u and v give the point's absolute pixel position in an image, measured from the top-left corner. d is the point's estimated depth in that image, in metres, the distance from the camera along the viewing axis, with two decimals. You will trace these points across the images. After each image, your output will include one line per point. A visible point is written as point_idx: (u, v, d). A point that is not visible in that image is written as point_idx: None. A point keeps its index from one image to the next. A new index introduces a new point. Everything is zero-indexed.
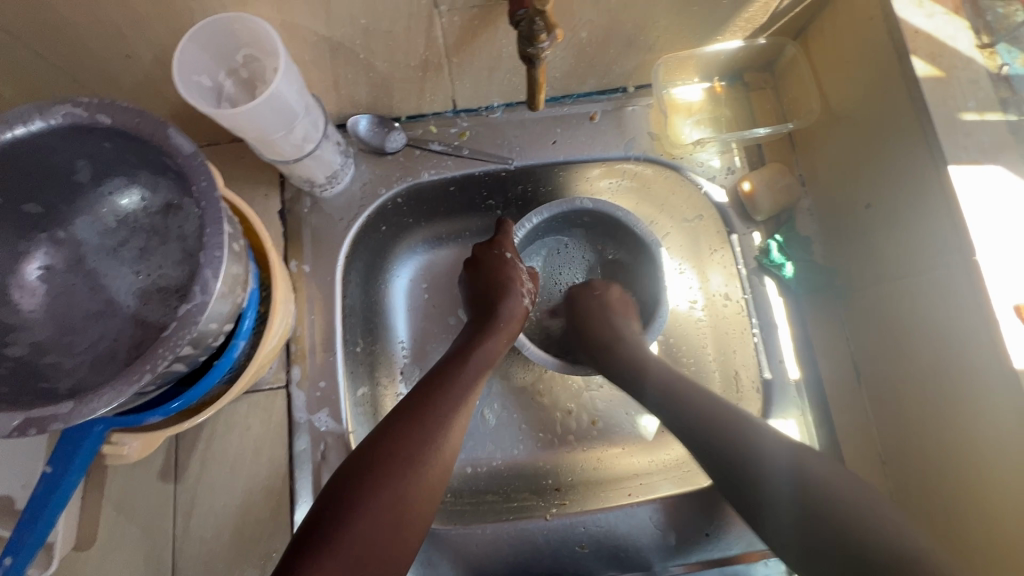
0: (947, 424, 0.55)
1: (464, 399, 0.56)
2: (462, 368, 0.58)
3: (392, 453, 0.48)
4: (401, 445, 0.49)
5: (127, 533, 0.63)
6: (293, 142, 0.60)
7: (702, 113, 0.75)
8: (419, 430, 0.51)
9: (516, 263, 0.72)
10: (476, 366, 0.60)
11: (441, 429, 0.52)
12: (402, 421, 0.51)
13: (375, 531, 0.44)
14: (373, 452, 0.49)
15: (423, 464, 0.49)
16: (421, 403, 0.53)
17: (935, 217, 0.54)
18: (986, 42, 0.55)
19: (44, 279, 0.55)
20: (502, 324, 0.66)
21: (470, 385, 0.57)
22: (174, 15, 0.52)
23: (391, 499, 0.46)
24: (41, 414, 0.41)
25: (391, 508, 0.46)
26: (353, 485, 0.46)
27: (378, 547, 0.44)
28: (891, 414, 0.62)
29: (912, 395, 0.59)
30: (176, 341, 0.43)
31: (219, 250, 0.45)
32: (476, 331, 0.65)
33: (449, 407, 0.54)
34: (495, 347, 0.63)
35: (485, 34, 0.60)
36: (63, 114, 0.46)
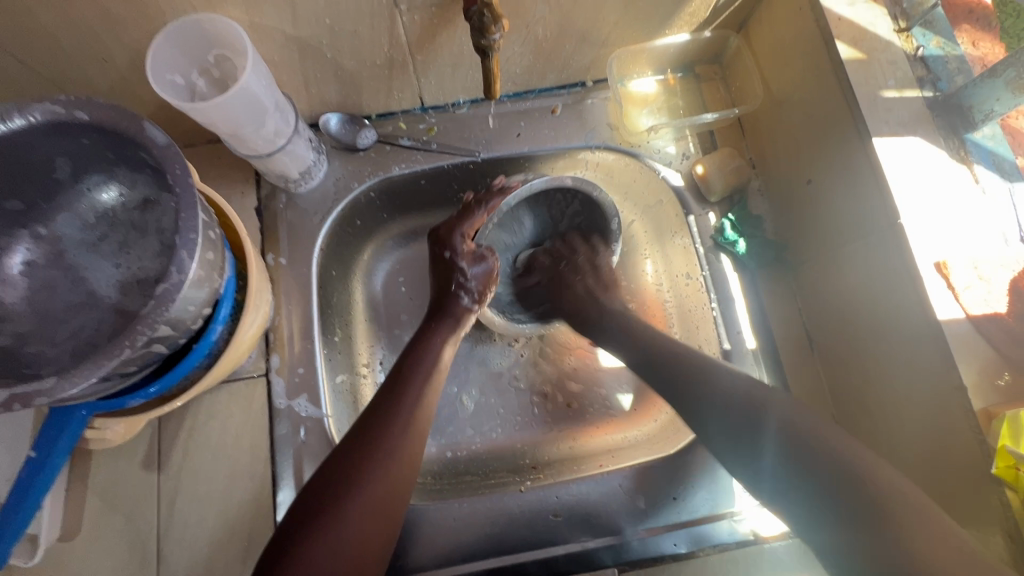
0: (885, 381, 0.59)
1: (422, 398, 0.59)
2: (411, 379, 0.60)
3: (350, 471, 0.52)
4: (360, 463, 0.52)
5: (111, 523, 0.64)
6: (265, 137, 0.64)
7: (657, 103, 0.81)
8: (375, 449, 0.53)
9: (462, 263, 0.70)
10: (423, 374, 0.62)
11: (394, 447, 0.54)
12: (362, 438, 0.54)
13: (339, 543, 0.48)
14: (336, 467, 0.52)
15: (377, 481, 0.52)
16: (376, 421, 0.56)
17: (866, 189, 0.58)
18: (903, 27, 0.60)
19: (26, 273, 0.57)
20: (444, 326, 0.68)
21: (419, 397, 0.59)
22: (147, 19, 0.55)
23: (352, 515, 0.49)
24: (25, 390, 0.44)
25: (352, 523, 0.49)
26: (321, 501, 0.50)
27: (340, 563, 0.47)
28: (840, 375, 0.66)
29: (856, 359, 0.63)
30: (153, 319, 0.46)
31: (193, 233, 0.48)
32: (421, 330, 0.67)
33: (399, 423, 0.56)
34: (438, 352, 0.64)
35: (446, 31, 0.63)
36: (42, 111, 0.49)
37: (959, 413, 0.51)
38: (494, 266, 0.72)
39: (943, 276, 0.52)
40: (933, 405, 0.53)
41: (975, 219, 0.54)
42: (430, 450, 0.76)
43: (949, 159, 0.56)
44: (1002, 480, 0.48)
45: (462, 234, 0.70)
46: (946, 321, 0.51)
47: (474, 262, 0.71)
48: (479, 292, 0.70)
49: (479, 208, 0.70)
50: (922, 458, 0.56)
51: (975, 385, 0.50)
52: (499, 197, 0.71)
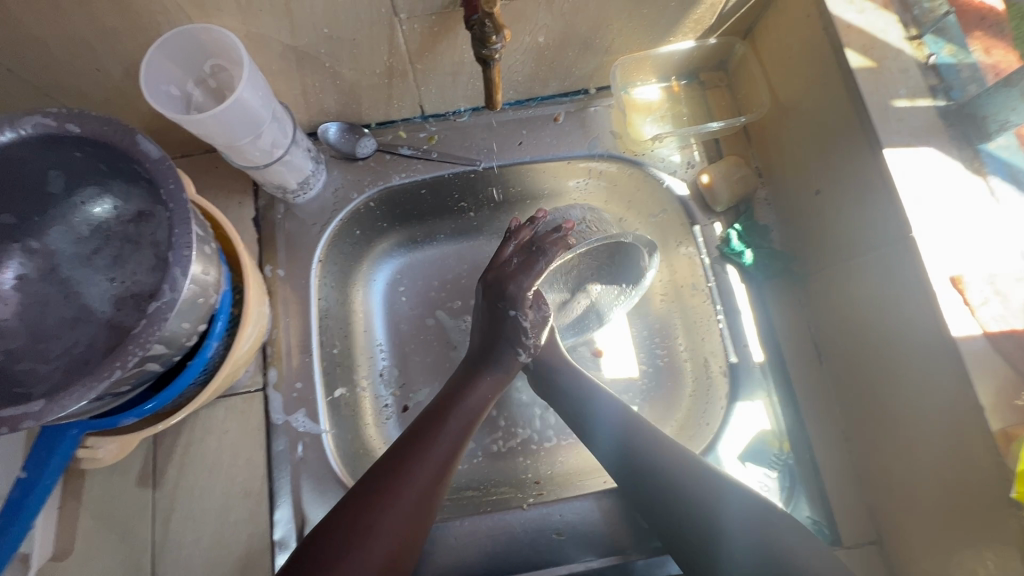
0: (895, 398, 0.58)
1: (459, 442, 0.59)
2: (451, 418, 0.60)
3: (377, 499, 0.51)
4: (383, 494, 0.52)
5: (106, 541, 0.63)
6: (263, 148, 0.62)
7: (661, 111, 0.79)
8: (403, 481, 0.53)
9: (525, 318, 0.67)
10: (461, 421, 0.61)
11: (422, 487, 0.54)
12: (392, 466, 0.54)
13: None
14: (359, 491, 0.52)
15: (402, 515, 0.52)
16: (408, 453, 0.56)
17: (876, 202, 0.57)
18: (914, 34, 0.59)
19: (18, 288, 0.56)
20: (488, 380, 0.66)
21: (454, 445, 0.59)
22: (141, 28, 0.53)
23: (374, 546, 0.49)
24: (13, 412, 0.42)
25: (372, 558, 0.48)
26: (344, 527, 0.49)
27: None
28: (848, 389, 0.65)
29: (864, 373, 0.62)
30: (145, 338, 0.44)
31: (187, 249, 0.47)
32: (465, 374, 0.66)
33: (435, 459, 0.56)
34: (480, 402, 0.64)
35: (446, 39, 0.62)
36: (33, 124, 0.48)
37: (977, 432, 0.49)
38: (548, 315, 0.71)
39: (958, 291, 0.51)
40: (947, 423, 0.52)
41: (990, 232, 0.53)
42: None
43: (963, 170, 0.55)
44: (1021, 504, 0.46)
45: (528, 284, 0.66)
46: (962, 337, 0.50)
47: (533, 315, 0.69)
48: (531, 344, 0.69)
49: (543, 257, 0.66)
50: (936, 478, 0.54)
51: (993, 404, 0.48)
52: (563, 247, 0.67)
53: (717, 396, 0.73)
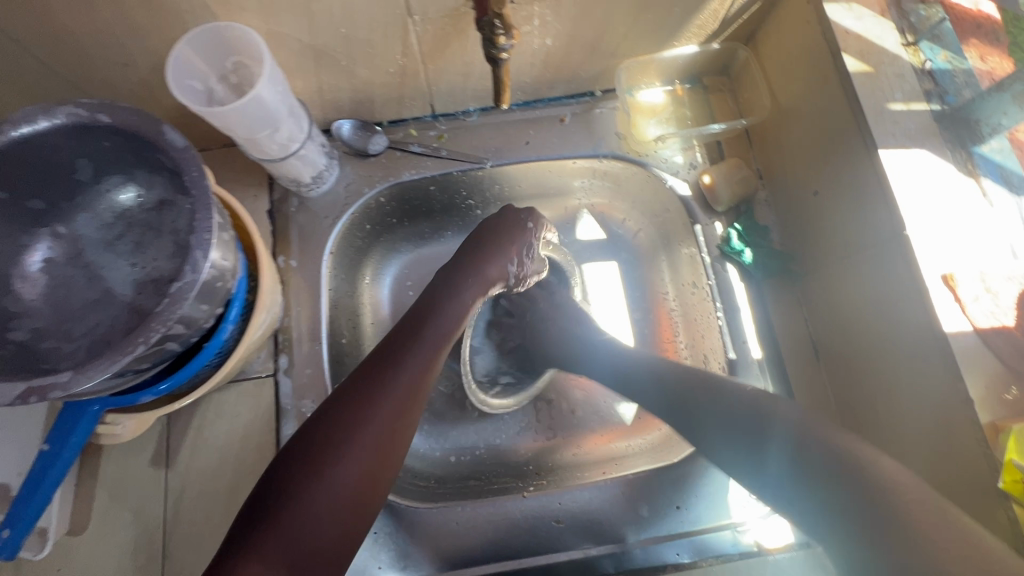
0: (890, 395, 0.59)
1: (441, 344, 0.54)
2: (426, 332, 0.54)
3: (346, 417, 0.46)
4: (345, 419, 0.46)
5: (120, 518, 0.65)
6: (279, 141, 0.65)
7: (665, 114, 0.81)
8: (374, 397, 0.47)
9: (536, 239, 0.72)
10: (442, 326, 0.56)
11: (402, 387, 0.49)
12: (360, 384, 0.48)
13: (334, 497, 0.42)
14: (327, 410, 0.47)
15: (376, 432, 0.46)
16: (365, 386, 0.48)
17: (872, 201, 0.58)
18: (911, 40, 0.61)
19: (44, 270, 0.59)
20: (478, 282, 0.63)
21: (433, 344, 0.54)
22: (169, 26, 0.56)
23: (348, 463, 0.44)
24: (41, 383, 0.45)
25: (346, 476, 0.43)
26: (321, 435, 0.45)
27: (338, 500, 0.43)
28: (844, 386, 0.66)
29: (860, 370, 0.63)
30: (166, 316, 0.47)
31: (208, 233, 0.49)
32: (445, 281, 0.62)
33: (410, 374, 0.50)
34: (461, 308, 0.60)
35: (457, 41, 0.65)
36: (66, 114, 0.51)
37: (967, 426, 0.50)
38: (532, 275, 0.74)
39: (950, 288, 0.52)
40: (939, 417, 0.53)
41: (983, 233, 0.54)
42: (434, 454, 0.77)
43: (957, 172, 0.56)
44: (1009, 494, 0.48)
45: (537, 219, 0.73)
46: (953, 333, 0.51)
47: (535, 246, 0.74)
48: (518, 278, 0.70)
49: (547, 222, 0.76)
50: (928, 471, 0.55)
51: (982, 398, 0.50)
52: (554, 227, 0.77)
53: None
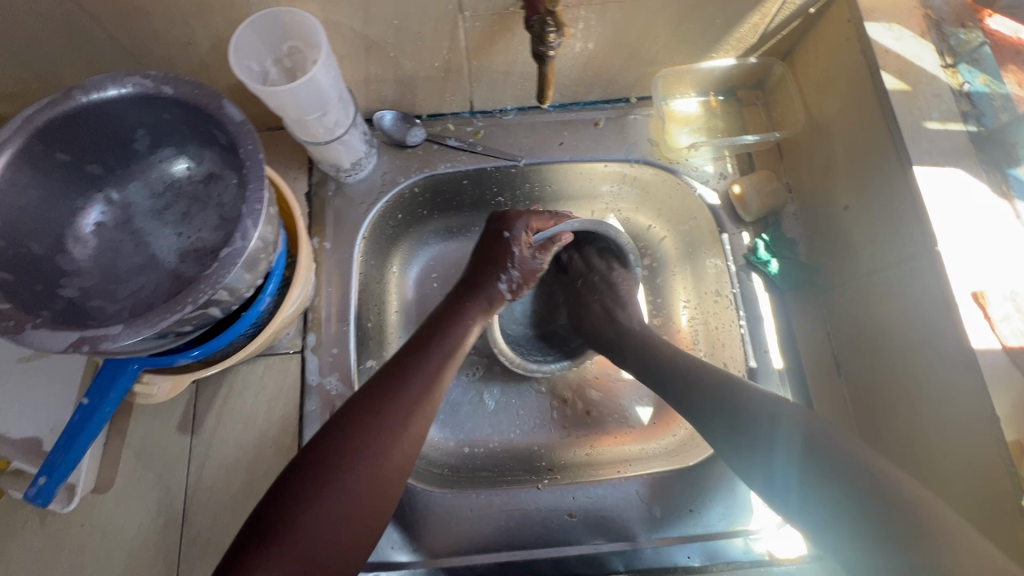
0: (916, 412, 0.59)
1: (430, 385, 0.57)
2: (415, 366, 0.57)
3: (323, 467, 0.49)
4: (331, 463, 0.49)
5: (144, 479, 0.67)
6: (326, 125, 0.67)
7: (697, 124, 0.83)
8: (364, 432, 0.51)
9: (517, 248, 0.69)
10: (435, 361, 0.58)
11: (387, 432, 0.52)
12: (343, 428, 0.51)
13: (324, 529, 0.47)
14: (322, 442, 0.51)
15: (360, 472, 0.50)
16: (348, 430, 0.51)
17: (904, 216, 0.59)
18: (950, 63, 0.62)
19: (95, 233, 0.61)
20: (477, 304, 0.66)
21: (422, 382, 0.56)
22: (233, 8, 0.59)
23: (338, 499, 0.48)
24: (94, 333, 0.47)
25: (337, 507, 0.48)
26: (307, 477, 0.49)
27: (323, 537, 0.47)
28: (867, 403, 0.66)
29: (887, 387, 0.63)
30: (215, 280, 0.49)
31: (259, 204, 0.51)
32: (443, 314, 0.64)
33: (392, 413, 0.53)
34: (459, 339, 0.62)
35: (503, 39, 0.67)
36: (134, 84, 0.54)
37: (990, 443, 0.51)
38: (542, 266, 0.71)
39: (979, 306, 0.53)
40: (966, 435, 0.53)
41: (1014, 253, 0.55)
42: (448, 444, 0.78)
43: (991, 193, 0.57)
44: None
45: (520, 227, 0.70)
46: (982, 350, 0.52)
47: (528, 252, 0.70)
48: (517, 285, 0.69)
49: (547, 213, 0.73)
50: (951, 489, 0.55)
51: (1008, 416, 0.50)
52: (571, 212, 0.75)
53: None
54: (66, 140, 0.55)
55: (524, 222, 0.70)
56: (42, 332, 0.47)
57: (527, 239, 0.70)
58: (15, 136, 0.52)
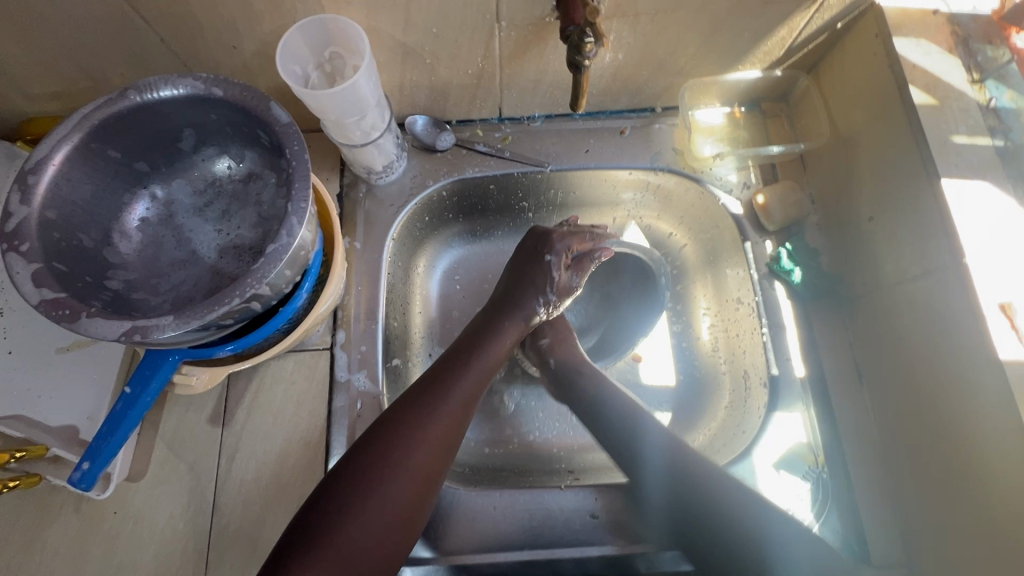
0: (928, 431, 0.61)
1: (471, 395, 0.61)
2: (460, 377, 0.61)
3: (375, 464, 0.52)
4: (383, 461, 0.53)
5: (175, 469, 0.69)
6: (363, 128, 0.69)
7: (721, 134, 0.84)
8: (413, 435, 0.55)
9: (558, 272, 0.73)
10: (477, 374, 0.63)
11: (435, 436, 0.56)
12: (392, 428, 0.55)
13: (366, 535, 0.49)
14: (366, 449, 0.53)
15: (409, 473, 0.53)
16: (399, 430, 0.55)
17: (929, 228, 0.60)
18: (977, 78, 0.64)
19: (140, 228, 0.63)
20: (512, 322, 0.69)
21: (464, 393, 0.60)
22: (280, 14, 0.61)
23: (383, 503, 0.51)
24: (145, 323, 0.49)
25: (380, 513, 0.50)
26: (361, 472, 0.52)
27: (376, 531, 0.50)
28: (891, 420, 0.67)
29: (912, 405, 0.63)
30: (260, 275, 0.51)
31: (304, 202, 0.53)
32: (484, 326, 0.68)
33: (440, 420, 0.57)
34: (499, 352, 0.66)
35: (537, 48, 0.69)
36: (187, 85, 0.56)
37: (1016, 455, 0.51)
38: (577, 287, 0.76)
39: (1006, 317, 0.54)
40: (991, 445, 0.54)
41: None
42: (469, 445, 0.79)
43: (1018, 207, 0.58)
44: None
45: (561, 249, 0.74)
46: (1010, 360, 0.53)
47: (566, 275, 0.74)
48: (553, 305, 0.74)
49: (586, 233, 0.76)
50: (975, 498, 0.56)
51: None
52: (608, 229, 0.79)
53: (756, 405, 0.75)
54: (118, 137, 0.57)
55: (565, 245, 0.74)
56: (96, 320, 0.49)
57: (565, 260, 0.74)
58: (73, 133, 0.54)
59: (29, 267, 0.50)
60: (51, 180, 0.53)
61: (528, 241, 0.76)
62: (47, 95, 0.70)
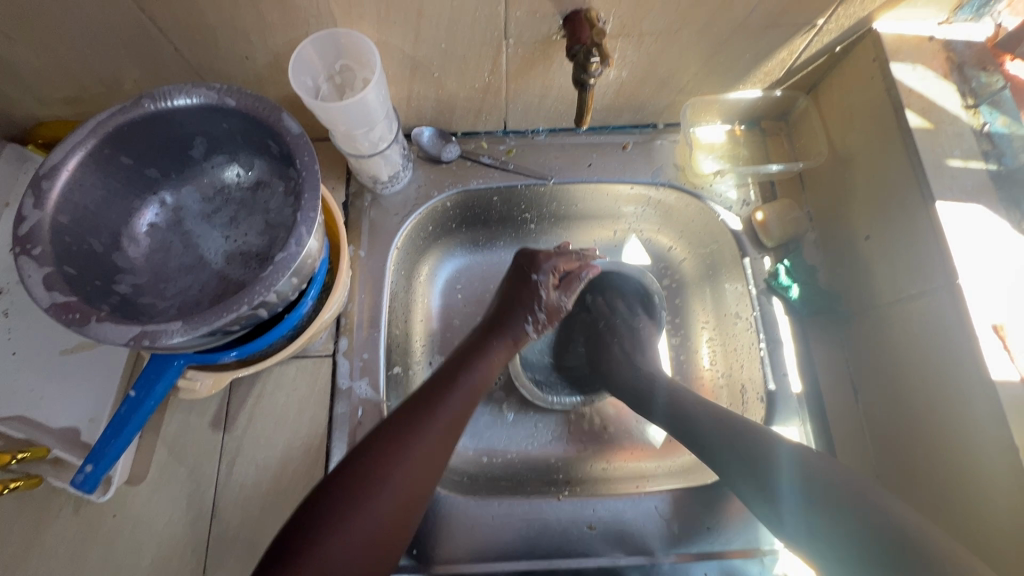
0: (922, 448, 0.62)
1: (457, 416, 0.60)
2: (445, 396, 0.60)
3: (358, 486, 0.52)
4: (364, 482, 0.52)
5: (176, 473, 0.69)
6: (371, 140, 0.71)
7: (722, 151, 0.86)
8: (396, 457, 0.54)
9: (545, 291, 0.72)
10: (463, 394, 0.61)
11: (418, 458, 0.55)
12: (375, 449, 0.54)
13: (346, 554, 0.49)
14: (348, 468, 0.53)
15: (391, 495, 0.53)
16: (381, 451, 0.54)
17: (924, 250, 0.62)
18: (971, 104, 0.65)
19: (149, 233, 0.64)
20: (501, 342, 0.69)
21: (449, 413, 0.59)
22: (292, 28, 0.63)
23: (363, 526, 0.50)
24: (154, 328, 0.50)
25: (360, 534, 0.50)
26: (341, 493, 0.51)
27: (355, 554, 0.50)
28: (886, 441, 0.67)
29: (910, 433, 0.64)
30: (269, 283, 0.51)
31: (314, 212, 0.54)
32: (474, 345, 0.68)
33: (422, 442, 0.56)
34: (488, 371, 0.65)
35: (543, 65, 0.70)
36: (200, 95, 0.58)
37: (1012, 478, 0.52)
38: (564, 307, 0.75)
39: (999, 338, 0.55)
40: (983, 463, 0.55)
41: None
42: (468, 454, 0.79)
43: (1009, 230, 0.60)
44: None
45: (549, 269, 0.74)
46: (1003, 380, 0.54)
47: (554, 295, 0.74)
48: (544, 325, 0.73)
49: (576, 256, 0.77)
50: (967, 516, 0.57)
51: None
52: (593, 252, 0.79)
53: (753, 419, 0.75)
54: (130, 144, 0.59)
55: (552, 265, 0.74)
56: (106, 324, 0.50)
57: (554, 279, 0.74)
58: (86, 140, 0.55)
59: (41, 271, 0.50)
60: (64, 186, 0.54)
61: (518, 260, 0.76)
62: (60, 100, 0.70)
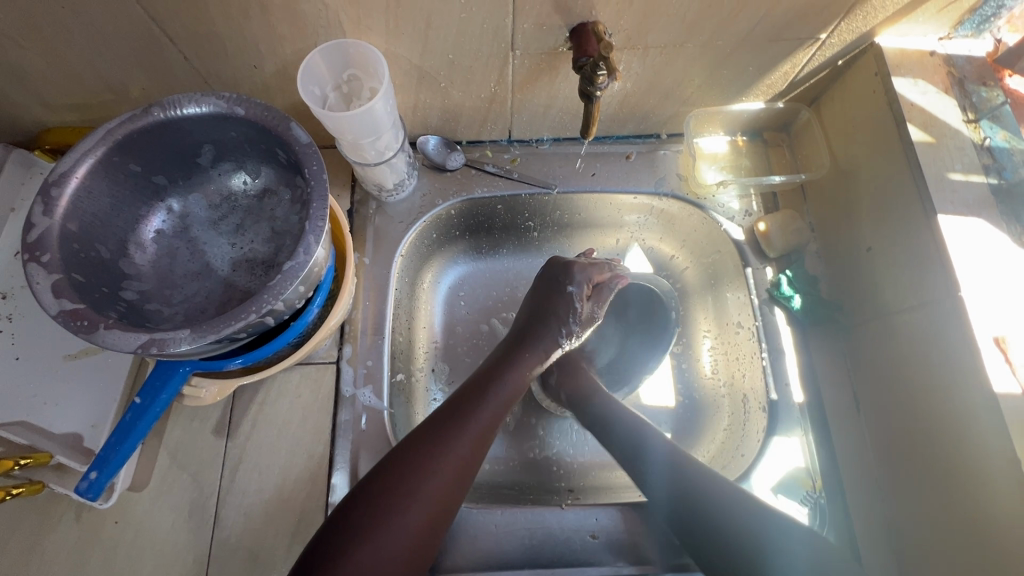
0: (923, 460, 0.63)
1: (488, 425, 0.62)
2: (477, 407, 0.62)
3: (387, 493, 0.53)
4: (395, 490, 0.54)
5: (178, 480, 0.69)
6: (377, 149, 0.71)
7: (725, 161, 0.86)
8: (428, 466, 0.56)
9: (579, 303, 0.74)
10: (495, 404, 0.63)
11: (450, 466, 0.57)
12: (407, 457, 0.56)
13: (378, 560, 0.50)
14: (382, 475, 0.55)
15: (424, 503, 0.54)
16: (412, 459, 0.56)
17: (926, 262, 0.62)
18: (972, 118, 0.66)
19: (156, 240, 0.64)
20: (534, 353, 0.70)
21: (481, 423, 0.61)
22: (302, 38, 0.63)
23: (393, 534, 0.52)
24: (162, 336, 0.50)
25: (393, 539, 0.52)
26: (372, 501, 0.53)
27: (388, 561, 0.51)
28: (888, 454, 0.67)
29: (915, 446, 0.64)
30: (277, 291, 0.52)
31: (321, 221, 0.54)
32: (506, 355, 0.69)
33: (455, 451, 0.58)
34: (522, 381, 0.67)
35: (548, 76, 0.71)
36: (210, 104, 0.58)
37: (1013, 493, 0.52)
38: (597, 318, 0.76)
39: (1001, 351, 0.56)
40: (984, 476, 0.55)
41: None
42: None
43: (1011, 243, 0.60)
44: None
45: (582, 281, 0.75)
46: (1003, 394, 0.54)
47: (587, 306, 0.75)
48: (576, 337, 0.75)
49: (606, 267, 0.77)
50: (968, 529, 0.57)
51: None
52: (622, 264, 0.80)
53: (755, 429, 0.76)
54: (140, 152, 0.59)
55: (585, 277, 0.75)
56: (114, 332, 0.50)
57: (587, 292, 0.75)
58: (97, 147, 0.56)
59: (49, 278, 0.51)
60: (73, 193, 0.55)
61: (549, 271, 0.77)
62: (67, 106, 0.71)
